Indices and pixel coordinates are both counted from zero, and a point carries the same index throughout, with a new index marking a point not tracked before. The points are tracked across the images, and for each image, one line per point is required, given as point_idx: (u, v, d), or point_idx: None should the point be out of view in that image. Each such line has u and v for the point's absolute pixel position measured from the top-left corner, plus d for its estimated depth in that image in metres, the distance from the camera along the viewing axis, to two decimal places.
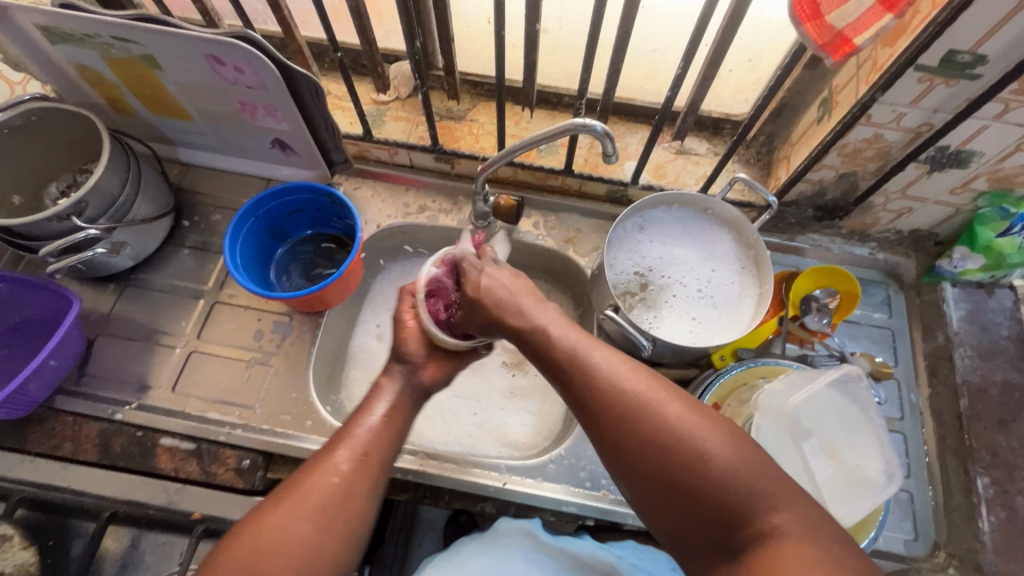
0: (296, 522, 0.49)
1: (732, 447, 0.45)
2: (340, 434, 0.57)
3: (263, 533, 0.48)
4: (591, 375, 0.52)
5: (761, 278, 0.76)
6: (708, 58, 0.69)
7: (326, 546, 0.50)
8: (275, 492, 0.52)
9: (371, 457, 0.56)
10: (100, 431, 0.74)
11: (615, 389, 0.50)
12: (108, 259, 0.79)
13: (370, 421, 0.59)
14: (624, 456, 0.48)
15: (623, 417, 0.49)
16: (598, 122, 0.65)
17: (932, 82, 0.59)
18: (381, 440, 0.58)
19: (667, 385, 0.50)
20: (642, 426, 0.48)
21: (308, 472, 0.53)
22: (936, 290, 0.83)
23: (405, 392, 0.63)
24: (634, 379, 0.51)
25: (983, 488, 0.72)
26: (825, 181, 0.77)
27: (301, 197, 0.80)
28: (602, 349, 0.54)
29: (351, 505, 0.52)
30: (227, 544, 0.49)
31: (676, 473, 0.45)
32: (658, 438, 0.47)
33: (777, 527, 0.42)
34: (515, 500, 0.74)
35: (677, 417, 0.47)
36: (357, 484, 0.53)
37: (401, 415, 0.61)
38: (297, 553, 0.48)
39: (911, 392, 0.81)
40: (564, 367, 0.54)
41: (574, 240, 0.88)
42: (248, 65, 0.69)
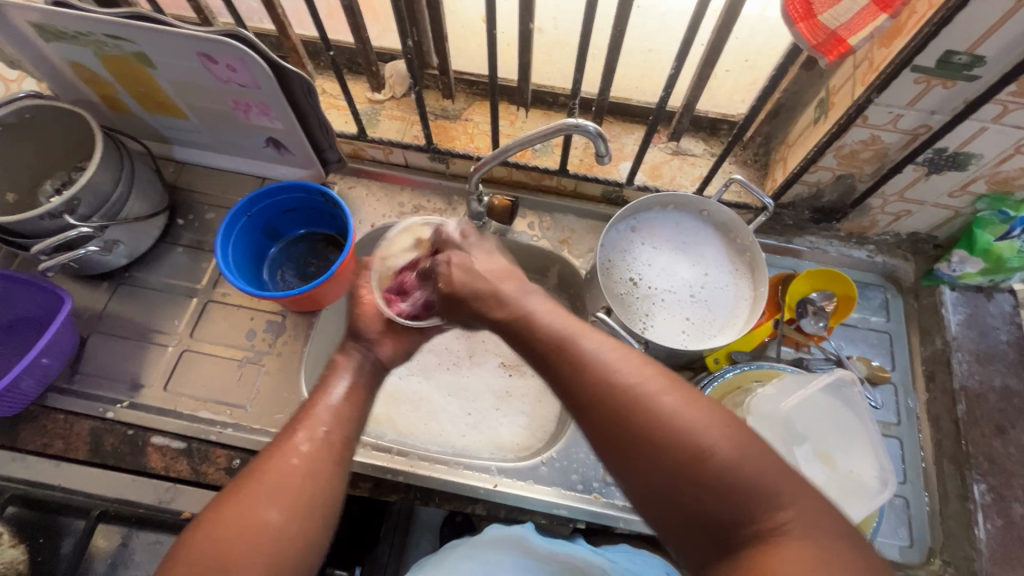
0: (259, 508, 0.49)
1: (732, 437, 0.41)
2: (298, 416, 0.57)
3: (227, 521, 0.48)
4: (581, 366, 0.47)
5: (756, 281, 0.76)
6: (704, 59, 0.69)
7: (292, 525, 0.49)
8: (235, 481, 0.51)
9: (333, 435, 0.56)
10: (91, 429, 0.74)
11: (607, 378, 0.46)
12: (102, 257, 0.79)
13: (329, 400, 0.59)
14: (617, 450, 0.44)
15: (616, 406, 0.44)
16: (591, 122, 0.65)
17: (929, 84, 0.58)
18: (340, 417, 0.58)
19: (664, 373, 0.46)
20: (636, 416, 0.43)
21: (269, 456, 0.53)
22: (935, 294, 0.82)
23: (363, 371, 0.63)
24: (627, 365, 0.46)
25: (980, 495, 0.71)
26: (821, 182, 0.76)
27: (294, 196, 0.80)
28: (594, 337, 0.50)
29: (315, 485, 0.52)
30: (190, 533, 0.48)
31: (673, 468, 0.41)
32: (652, 430, 0.43)
33: (780, 525, 0.38)
34: (505, 502, 0.74)
35: (674, 406, 0.43)
36: (319, 463, 0.53)
37: (361, 392, 0.62)
38: (262, 538, 0.48)
39: (909, 397, 0.80)
40: (553, 359, 0.50)
41: (569, 241, 0.88)
42: (240, 64, 0.69)
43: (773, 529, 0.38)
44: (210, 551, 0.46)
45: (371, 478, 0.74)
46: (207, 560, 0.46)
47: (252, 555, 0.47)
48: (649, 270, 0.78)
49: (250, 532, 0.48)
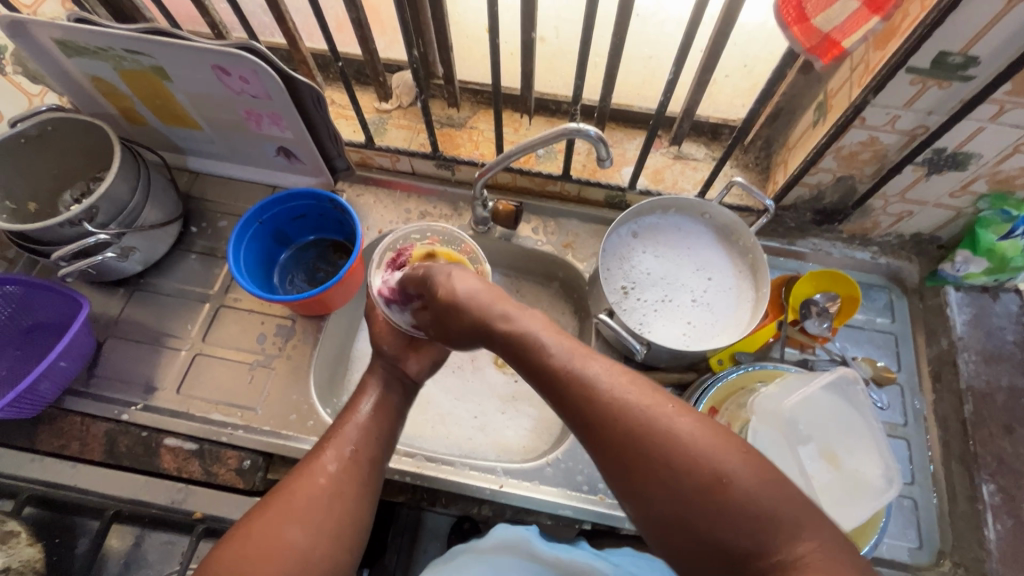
0: (286, 528, 0.50)
1: (753, 463, 0.42)
2: (326, 437, 0.59)
3: (254, 539, 0.49)
4: (590, 395, 0.46)
5: (758, 282, 0.76)
6: (702, 64, 0.70)
7: (317, 548, 0.51)
8: (264, 498, 0.54)
9: (360, 455, 0.58)
10: (106, 431, 0.75)
11: (619, 403, 0.45)
12: (118, 264, 0.81)
13: (358, 418, 0.61)
14: (626, 474, 0.44)
15: (636, 433, 0.44)
16: (592, 127, 0.66)
17: (924, 84, 0.59)
18: (369, 437, 0.60)
19: (673, 399, 0.46)
20: (651, 442, 0.43)
21: (297, 474, 0.55)
22: (940, 294, 0.82)
23: (391, 386, 0.66)
24: (633, 389, 0.46)
25: (989, 495, 0.70)
26: (822, 184, 0.77)
27: (304, 203, 0.81)
28: (595, 358, 0.49)
29: (343, 506, 0.54)
30: (217, 552, 0.49)
31: (696, 497, 0.41)
32: (668, 454, 0.43)
33: (801, 558, 0.39)
34: (511, 503, 0.74)
35: (692, 432, 0.43)
36: (346, 483, 0.55)
37: (387, 411, 0.64)
38: (288, 559, 0.49)
39: (915, 398, 0.79)
40: (553, 377, 0.49)
41: (573, 245, 0.89)
42: (253, 75, 0.71)
43: (790, 561, 0.39)
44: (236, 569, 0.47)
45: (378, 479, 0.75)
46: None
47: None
48: (650, 273, 0.79)
49: (276, 552, 0.49)
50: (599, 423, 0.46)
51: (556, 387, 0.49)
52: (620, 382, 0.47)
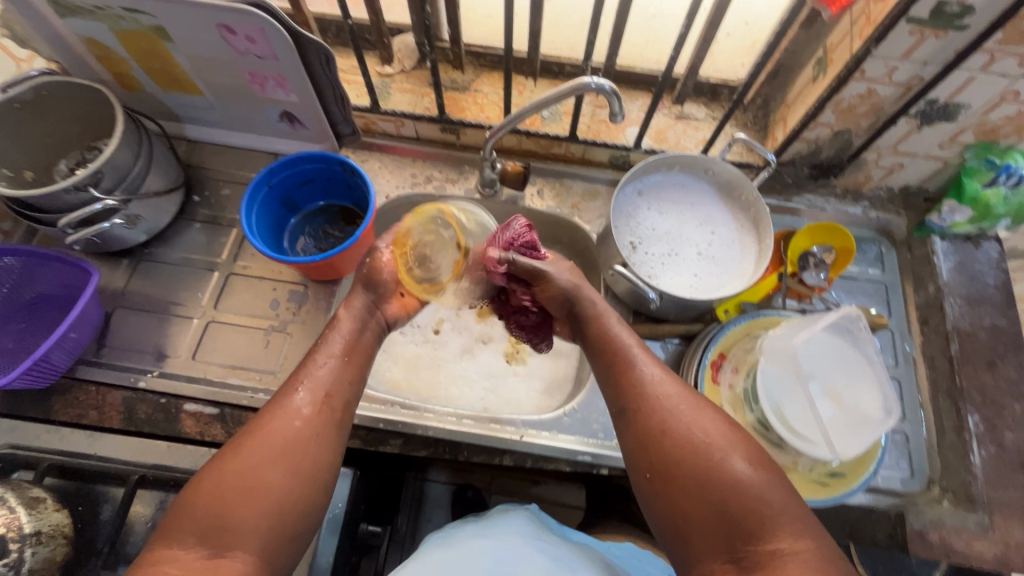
0: (262, 469, 0.53)
1: (772, 478, 0.52)
2: (296, 377, 0.62)
3: (229, 477, 0.53)
4: (640, 393, 0.60)
5: (760, 235, 0.80)
6: (709, 20, 0.72)
7: (292, 489, 0.54)
8: (239, 434, 0.56)
9: (334, 400, 0.61)
10: (124, 399, 0.76)
11: (661, 407, 0.58)
12: (123, 232, 0.80)
13: (329, 364, 0.64)
14: (653, 460, 0.56)
15: (664, 428, 0.57)
16: (606, 81, 0.67)
17: (923, 34, 0.61)
18: (342, 381, 0.63)
19: (715, 419, 0.57)
20: (677, 437, 0.56)
21: (272, 415, 0.57)
22: (927, 244, 0.87)
23: (365, 326, 0.70)
24: (677, 401, 0.59)
25: (974, 425, 0.75)
26: (820, 139, 0.80)
27: (313, 166, 0.81)
28: (651, 368, 0.63)
29: (315, 446, 0.57)
30: (194, 485, 0.53)
31: (700, 487, 0.52)
32: (689, 451, 0.54)
33: (778, 550, 0.48)
34: (532, 452, 0.76)
35: (714, 437, 0.55)
36: (321, 423, 0.59)
37: (359, 355, 0.67)
38: (262, 495, 0.53)
39: (905, 342, 0.84)
40: (616, 376, 0.63)
41: (579, 207, 0.91)
42: (260, 34, 0.70)
43: (773, 553, 0.48)
44: (213, 509, 0.51)
45: (400, 434, 0.76)
46: (206, 516, 0.50)
47: (255, 516, 0.52)
48: (656, 228, 0.82)
49: (253, 490, 0.52)
50: (640, 416, 0.59)
51: (616, 384, 0.63)
52: (667, 386, 0.60)
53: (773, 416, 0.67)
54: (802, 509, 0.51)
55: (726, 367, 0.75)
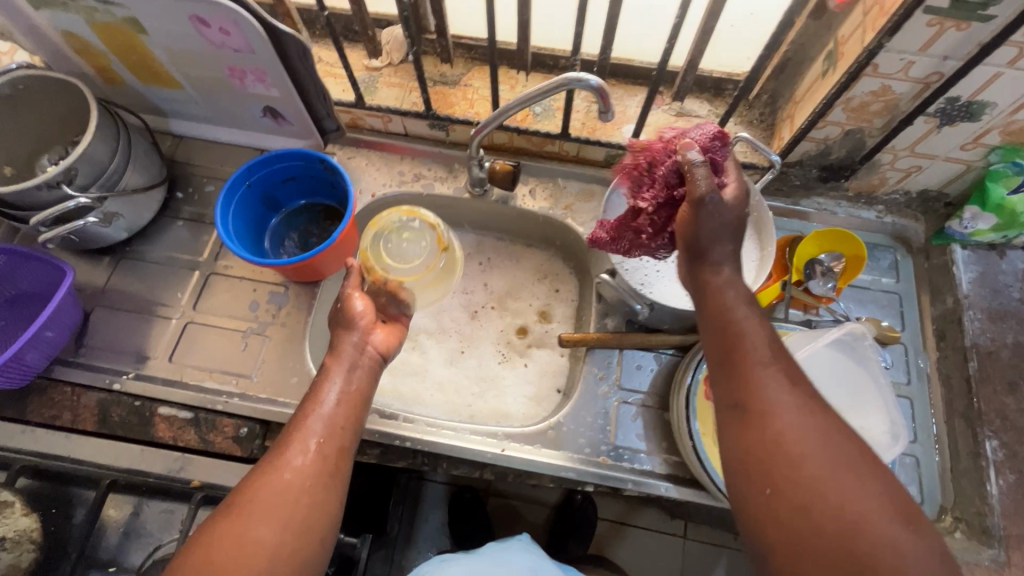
0: (253, 529, 0.51)
1: (923, 542, 0.41)
2: (289, 429, 0.58)
3: (222, 541, 0.50)
4: (761, 396, 0.48)
5: (762, 241, 0.74)
6: (708, 10, 0.67)
7: (285, 544, 0.51)
8: (229, 497, 0.54)
9: (330, 446, 0.57)
10: (99, 401, 0.74)
11: (785, 420, 0.47)
12: (101, 230, 0.78)
13: (323, 408, 0.59)
14: (772, 487, 0.45)
15: (787, 445, 0.46)
16: (594, 76, 0.63)
17: (943, 26, 0.56)
18: (337, 428, 0.59)
19: (862, 458, 0.45)
20: (804, 463, 0.45)
21: (263, 474, 0.54)
22: (946, 253, 0.81)
23: (358, 368, 0.64)
24: (807, 416, 0.47)
25: (992, 451, 0.70)
26: (830, 139, 0.74)
27: (293, 164, 0.78)
28: (778, 366, 0.50)
29: (309, 499, 0.54)
30: (188, 550, 0.51)
31: (828, 531, 0.42)
32: (816, 483, 0.44)
33: None
34: (514, 467, 0.73)
35: (849, 480, 0.44)
36: (314, 475, 0.55)
37: (354, 400, 0.62)
38: (255, 557, 0.50)
39: (920, 358, 0.78)
40: (732, 367, 0.51)
41: (572, 208, 0.87)
42: (234, 27, 0.67)
43: None
44: (202, 571, 0.49)
45: (378, 444, 0.74)
46: None
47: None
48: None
49: (248, 557, 0.49)
50: (758, 426, 0.48)
51: (732, 376, 0.51)
52: (796, 393, 0.48)
53: None
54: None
55: None
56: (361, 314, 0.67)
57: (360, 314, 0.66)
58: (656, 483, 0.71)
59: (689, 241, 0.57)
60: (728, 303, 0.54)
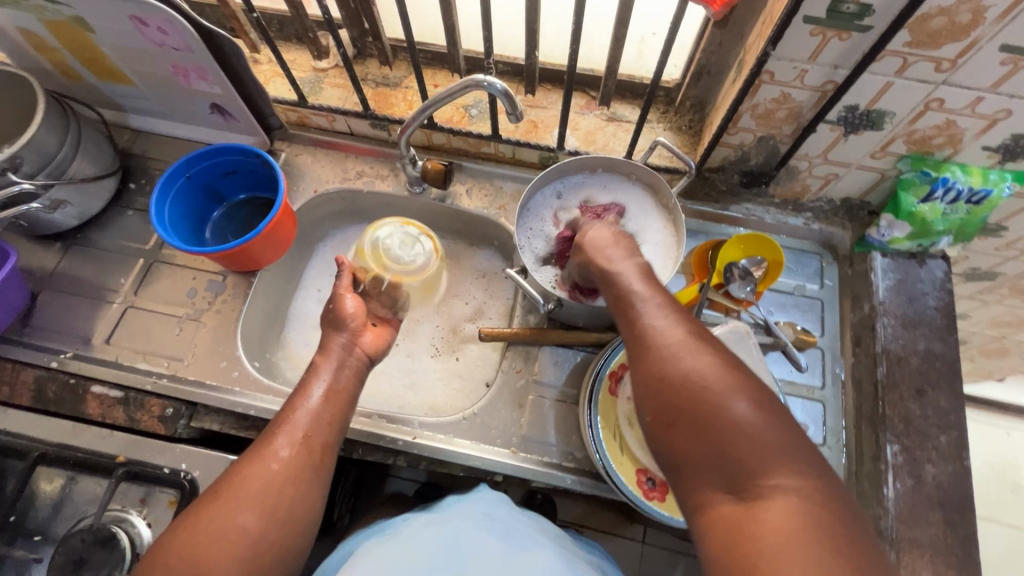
0: (236, 514, 0.55)
1: (769, 421, 0.44)
2: (277, 423, 0.63)
3: (206, 525, 0.54)
4: (639, 319, 0.52)
5: (676, 243, 0.76)
6: (618, 17, 0.69)
7: (268, 531, 0.56)
8: (216, 487, 0.58)
9: (314, 439, 0.63)
10: (36, 377, 0.78)
11: (657, 334, 0.50)
12: (49, 216, 0.82)
13: (309, 403, 0.65)
14: (648, 389, 0.48)
15: (660, 351, 0.49)
16: (500, 81, 0.66)
17: (825, 35, 0.58)
18: (320, 422, 0.64)
19: (722, 356, 0.48)
20: (672, 362, 0.47)
21: (251, 464, 0.59)
22: (867, 260, 0.82)
23: (343, 367, 0.70)
24: (676, 329, 0.50)
25: (892, 455, 0.70)
26: (745, 145, 0.76)
27: (231, 158, 0.82)
28: (658, 299, 0.54)
29: (292, 490, 0.59)
30: (175, 535, 0.55)
31: (693, 416, 0.45)
32: (683, 379, 0.46)
33: (771, 488, 0.41)
34: (423, 455, 0.75)
35: (708, 372, 0.46)
36: (299, 467, 0.60)
37: (338, 396, 0.68)
38: (239, 540, 0.55)
39: (835, 363, 0.80)
40: (622, 305, 0.55)
41: (506, 207, 0.90)
42: (170, 26, 0.71)
43: (767, 491, 0.41)
44: (184, 554, 0.53)
45: None
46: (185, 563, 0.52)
47: (228, 558, 0.53)
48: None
49: (232, 540, 0.54)
50: (637, 341, 0.51)
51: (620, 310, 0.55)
52: (669, 315, 0.52)
53: None
54: (808, 451, 0.43)
55: (626, 379, 0.72)
56: (351, 310, 0.74)
57: (351, 318, 0.74)
58: (561, 475, 0.73)
59: (587, 251, 0.63)
60: (614, 274, 0.58)
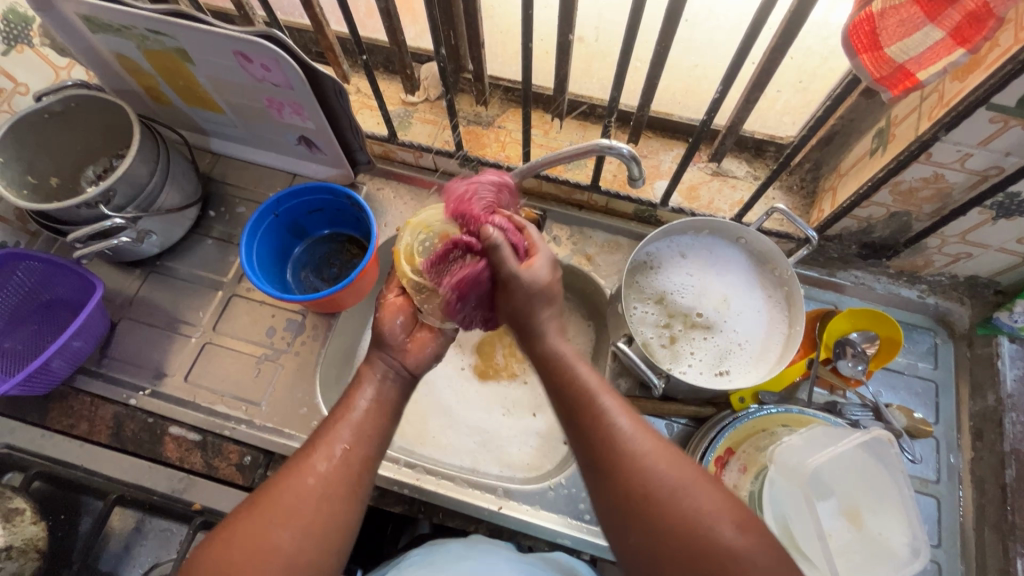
0: (270, 531, 0.48)
1: (762, 544, 0.43)
2: (317, 432, 0.54)
3: (238, 541, 0.47)
4: (600, 424, 0.49)
5: (791, 318, 0.71)
6: (753, 79, 0.63)
7: (302, 552, 0.48)
8: (253, 495, 0.51)
9: (354, 454, 0.53)
10: (114, 414, 0.76)
11: (630, 454, 0.47)
12: (134, 246, 0.80)
13: (353, 413, 0.55)
14: (624, 518, 0.46)
15: (635, 473, 0.47)
16: (626, 144, 0.61)
17: (1006, 123, 0.52)
18: (364, 437, 0.54)
19: (686, 458, 0.48)
20: (653, 492, 0.46)
21: (286, 474, 0.51)
22: (990, 344, 0.76)
23: (388, 383, 0.59)
24: (651, 440, 0.49)
25: (1023, 570, 0.66)
26: (873, 219, 0.71)
27: (321, 197, 0.79)
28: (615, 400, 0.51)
29: (330, 510, 0.50)
30: (204, 549, 0.48)
31: (682, 550, 0.43)
32: (669, 508, 0.45)
33: None
34: (509, 526, 0.72)
35: (694, 488, 0.46)
36: (337, 484, 0.51)
37: (384, 408, 0.57)
38: (272, 562, 0.47)
39: (951, 454, 0.74)
40: (578, 417, 0.51)
41: (594, 259, 0.84)
42: (274, 64, 0.68)
43: None
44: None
45: (377, 487, 0.73)
46: None
47: None
48: (676, 292, 0.75)
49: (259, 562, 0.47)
50: (607, 462, 0.48)
51: (576, 420, 0.51)
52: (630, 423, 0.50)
53: (777, 532, 0.59)
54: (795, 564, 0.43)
55: (732, 465, 0.68)
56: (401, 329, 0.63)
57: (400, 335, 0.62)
58: None
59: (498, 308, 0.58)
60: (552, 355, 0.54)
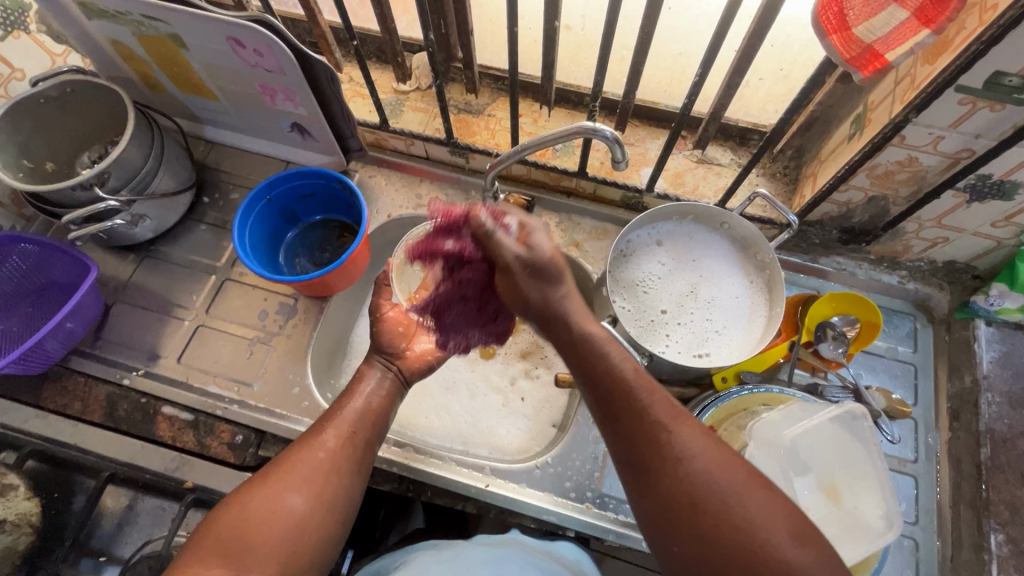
0: (284, 494, 0.51)
1: (804, 535, 0.44)
2: (326, 418, 0.60)
3: (255, 501, 0.50)
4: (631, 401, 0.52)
5: (772, 300, 0.72)
6: (734, 65, 0.64)
7: (313, 516, 0.51)
8: (264, 467, 0.54)
9: (359, 436, 0.59)
10: (108, 394, 0.78)
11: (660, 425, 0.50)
12: (128, 230, 0.81)
13: (357, 405, 0.62)
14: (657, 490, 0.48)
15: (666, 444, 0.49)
16: (609, 127, 0.63)
17: (975, 105, 0.54)
18: (367, 422, 0.61)
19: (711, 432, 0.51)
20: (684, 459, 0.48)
21: (301, 448, 0.55)
22: (968, 328, 0.77)
23: (387, 378, 0.66)
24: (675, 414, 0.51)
25: (997, 546, 0.68)
26: (852, 203, 0.73)
27: (313, 181, 0.81)
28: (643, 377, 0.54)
29: (337, 482, 0.54)
30: (216, 514, 0.50)
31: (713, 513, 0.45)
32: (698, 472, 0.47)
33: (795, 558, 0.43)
34: (495, 503, 0.73)
35: (741, 489, 0.46)
36: (344, 461, 0.56)
37: (384, 402, 0.64)
38: (283, 523, 0.50)
39: (929, 434, 0.76)
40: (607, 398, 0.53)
41: (582, 245, 0.86)
42: (267, 50, 0.70)
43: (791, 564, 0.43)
44: (233, 529, 0.48)
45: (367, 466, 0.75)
46: (229, 541, 0.48)
47: (267, 542, 0.49)
48: (646, 277, 0.76)
49: (273, 519, 0.50)
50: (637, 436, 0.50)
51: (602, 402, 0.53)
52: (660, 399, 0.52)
53: None
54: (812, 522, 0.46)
55: None
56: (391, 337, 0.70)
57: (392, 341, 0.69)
58: (637, 537, 0.70)
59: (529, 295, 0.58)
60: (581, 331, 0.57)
